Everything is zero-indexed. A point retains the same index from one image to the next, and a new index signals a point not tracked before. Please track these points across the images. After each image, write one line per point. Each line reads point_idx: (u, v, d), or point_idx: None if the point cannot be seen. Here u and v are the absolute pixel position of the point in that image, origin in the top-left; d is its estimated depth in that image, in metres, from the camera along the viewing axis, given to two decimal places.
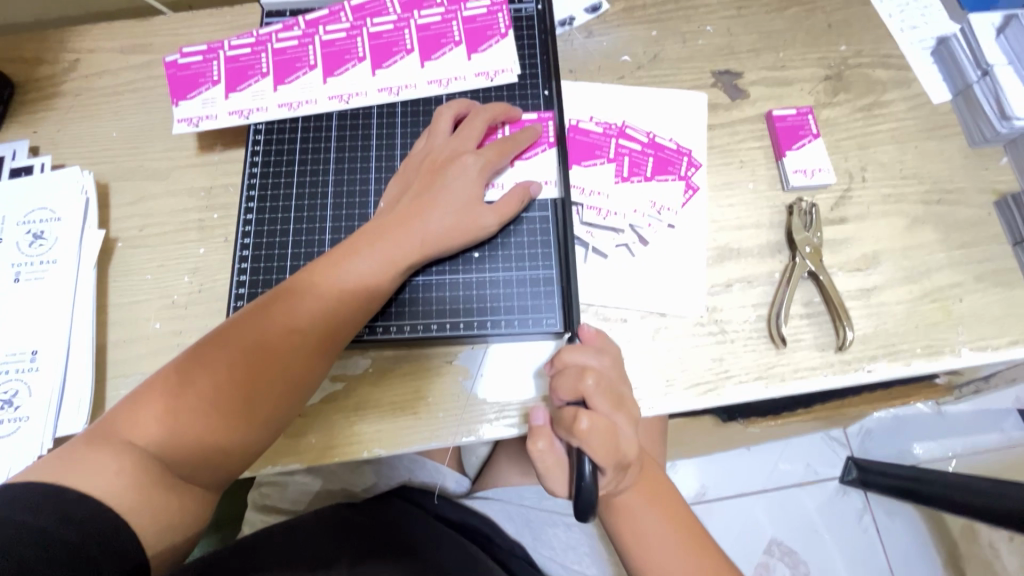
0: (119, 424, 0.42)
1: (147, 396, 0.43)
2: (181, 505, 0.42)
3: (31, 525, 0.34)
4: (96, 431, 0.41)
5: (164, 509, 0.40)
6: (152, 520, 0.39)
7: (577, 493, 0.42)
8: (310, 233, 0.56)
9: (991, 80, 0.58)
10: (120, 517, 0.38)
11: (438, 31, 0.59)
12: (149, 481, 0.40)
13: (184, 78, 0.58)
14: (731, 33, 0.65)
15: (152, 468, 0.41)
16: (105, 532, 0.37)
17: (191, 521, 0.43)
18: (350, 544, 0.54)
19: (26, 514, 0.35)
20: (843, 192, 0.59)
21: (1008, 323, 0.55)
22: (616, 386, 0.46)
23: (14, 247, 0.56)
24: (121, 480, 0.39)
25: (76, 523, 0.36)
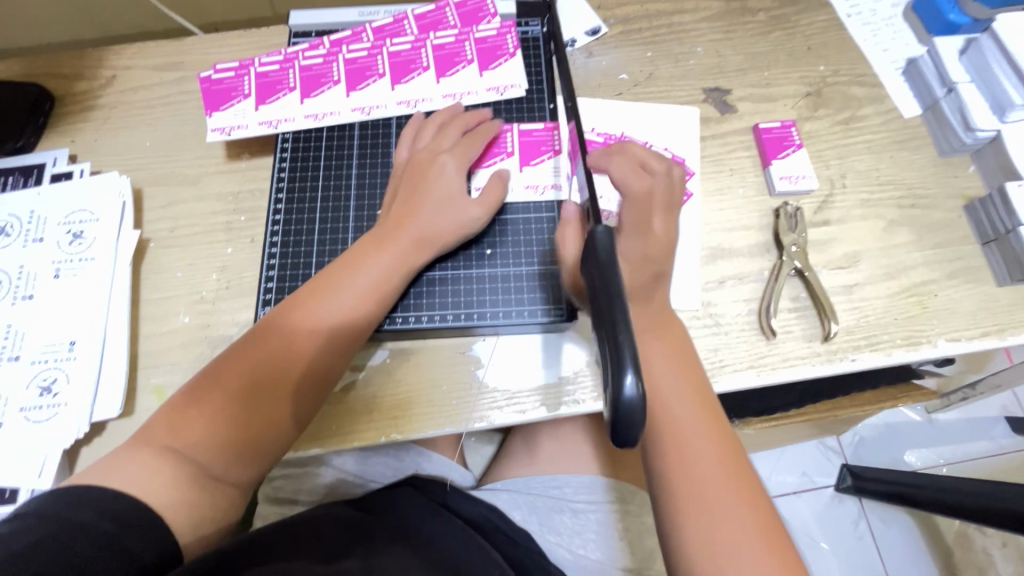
0: (157, 435, 0.46)
1: (177, 405, 0.47)
2: (215, 501, 0.45)
3: (79, 523, 0.38)
4: (137, 443, 0.45)
5: (200, 506, 0.44)
6: (188, 516, 0.43)
7: (616, 407, 0.31)
8: (333, 233, 0.60)
9: (956, 96, 0.64)
10: (156, 515, 0.42)
11: (452, 50, 0.64)
12: (183, 481, 0.44)
13: (217, 92, 0.63)
14: (720, 54, 0.71)
15: (187, 466, 0.44)
16: (144, 527, 0.41)
17: (224, 515, 0.46)
18: (360, 534, 0.55)
19: (77, 513, 0.39)
20: (825, 197, 0.64)
21: (980, 316, 0.59)
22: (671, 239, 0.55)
23: (54, 246, 0.60)
24: (159, 479, 0.43)
25: (119, 520, 0.40)
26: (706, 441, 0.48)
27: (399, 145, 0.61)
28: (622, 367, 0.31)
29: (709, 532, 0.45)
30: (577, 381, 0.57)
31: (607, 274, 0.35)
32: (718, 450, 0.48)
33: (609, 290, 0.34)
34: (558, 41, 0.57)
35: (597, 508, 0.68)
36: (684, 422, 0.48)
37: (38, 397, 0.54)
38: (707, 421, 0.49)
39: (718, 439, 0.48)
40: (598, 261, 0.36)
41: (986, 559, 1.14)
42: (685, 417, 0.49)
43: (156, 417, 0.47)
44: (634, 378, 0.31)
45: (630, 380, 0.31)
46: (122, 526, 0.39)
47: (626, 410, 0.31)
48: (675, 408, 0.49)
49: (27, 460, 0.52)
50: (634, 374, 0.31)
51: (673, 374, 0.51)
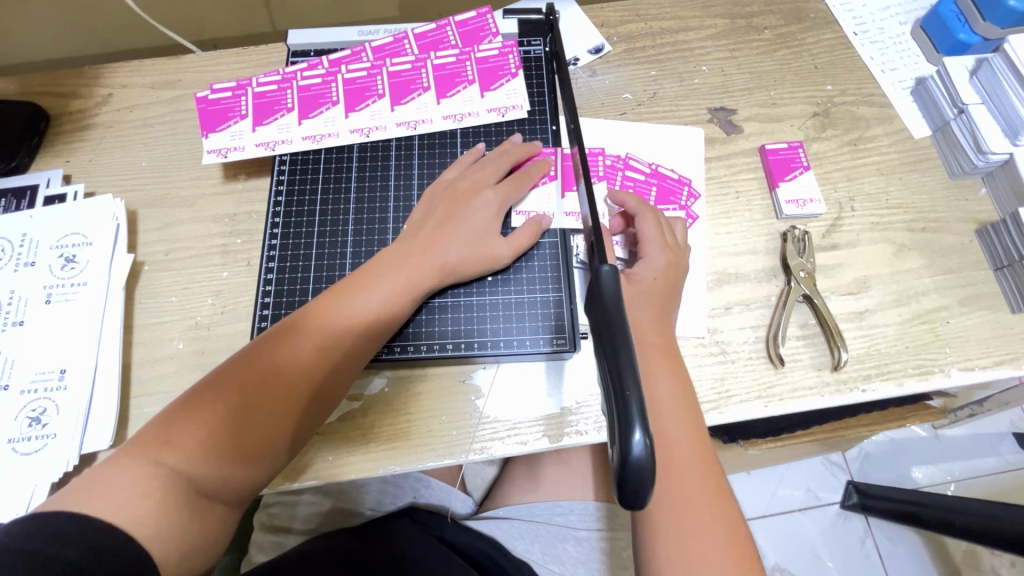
0: (155, 439, 0.44)
1: (181, 408, 0.46)
2: (203, 529, 0.44)
3: (61, 557, 0.36)
4: (135, 443, 0.44)
5: (187, 534, 0.42)
6: (174, 546, 0.41)
7: (621, 466, 0.30)
8: (331, 258, 0.59)
9: (967, 117, 0.62)
10: (143, 549, 0.40)
11: (453, 70, 0.63)
12: (173, 507, 0.42)
13: (214, 113, 0.62)
14: (725, 73, 0.70)
15: (177, 490, 0.43)
16: (129, 563, 0.39)
17: (211, 546, 0.45)
18: None
19: (57, 546, 0.36)
20: (834, 221, 0.63)
21: (994, 344, 0.58)
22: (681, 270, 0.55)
23: (46, 270, 0.58)
24: (147, 505, 0.41)
25: (104, 556, 0.38)
26: (695, 478, 0.47)
27: (450, 167, 0.60)
28: (630, 423, 0.30)
29: (686, 570, 0.45)
30: (580, 412, 0.55)
31: (615, 322, 0.34)
32: (705, 489, 0.47)
33: (614, 340, 0.34)
34: (562, 64, 0.56)
35: (600, 537, 0.66)
36: (677, 457, 0.48)
37: (28, 427, 0.53)
38: (700, 459, 0.48)
39: (708, 479, 0.48)
40: (604, 306, 0.35)
41: None
42: (679, 452, 0.48)
43: (157, 417, 0.45)
44: (642, 435, 0.30)
45: (638, 437, 0.30)
46: (106, 563, 0.37)
47: (636, 469, 0.30)
48: (671, 442, 0.48)
49: (15, 493, 0.51)
50: (642, 431, 0.30)
51: (675, 407, 0.49)
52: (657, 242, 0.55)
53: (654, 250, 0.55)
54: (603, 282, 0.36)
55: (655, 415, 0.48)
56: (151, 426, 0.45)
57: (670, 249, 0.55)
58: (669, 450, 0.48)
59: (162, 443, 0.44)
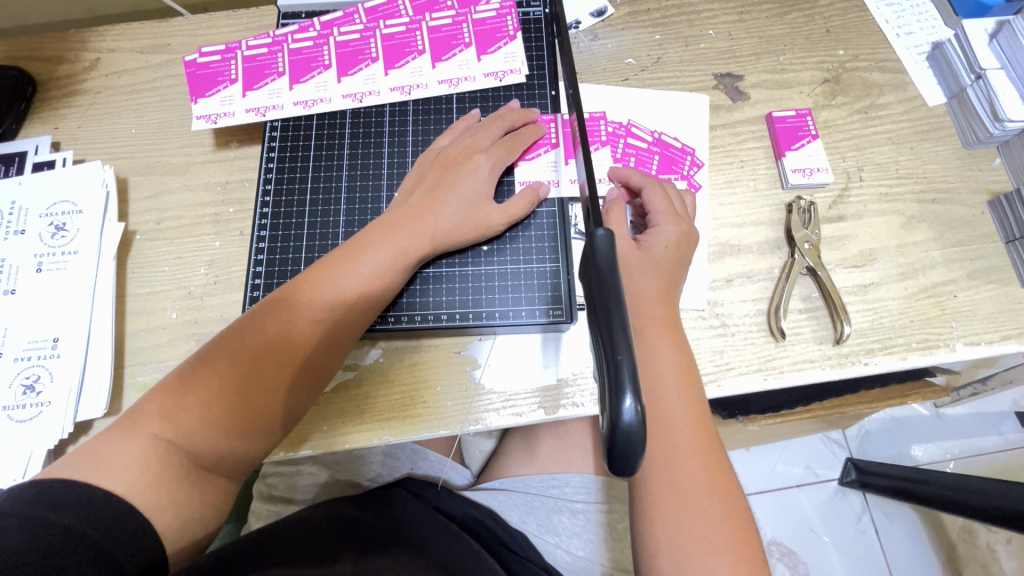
0: (149, 411, 0.44)
1: (175, 381, 0.45)
2: (203, 501, 0.44)
3: (60, 526, 0.36)
4: (131, 415, 0.44)
5: (187, 506, 0.43)
6: (175, 517, 0.42)
7: (610, 434, 0.29)
8: (324, 226, 0.57)
9: (984, 83, 0.59)
10: (144, 518, 0.40)
11: (449, 33, 0.61)
12: (172, 479, 0.42)
13: (204, 77, 0.60)
14: (732, 37, 0.67)
15: (176, 462, 0.43)
16: (129, 532, 0.39)
17: (211, 517, 0.45)
18: (352, 541, 0.54)
19: (57, 515, 0.37)
20: (841, 191, 0.61)
21: (1002, 318, 0.56)
22: (687, 246, 0.53)
23: (36, 238, 0.58)
24: (145, 477, 0.41)
25: (103, 525, 0.38)
26: (693, 449, 0.47)
27: (444, 134, 0.59)
28: (620, 389, 0.29)
29: (680, 540, 0.45)
30: (576, 383, 0.55)
31: (608, 286, 0.33)
32: (702, 461, 0.47)
33: (608, 305, 0.33)
34: (561, 24, 0.54)
35: (595, 509, 0.66)
36: (676, 430, 0.47)
37: (23, 394, 0.53)
38: (698, 431, 0.48)
39: (706, 451, 0.47)
40: (597, 269, 0.34)
41: (990, 555, 1.12)
42: (678, 426, 0.47)
43: (151, 393, 0.45)
44: (633, 401, 0.29)
45: (629, 403, 0.29)
46: (106, 532, 0.38)
47: (626, 435, 0.29)
48: (670, 413, 0.47)
49: (13, 458, 0.51)
50: (632, 396, 0.29)
51: (676, 379, 0.48)
52: (669, 220, 0.53)
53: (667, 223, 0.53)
54: (598, 246, 0.35)
55: (655, 387, 0.48)
56: (146, 399, 0.45)
57: (678, 221, 0.53)
58: (666, 421, 0.47)
59: (156, 415, 0.44)
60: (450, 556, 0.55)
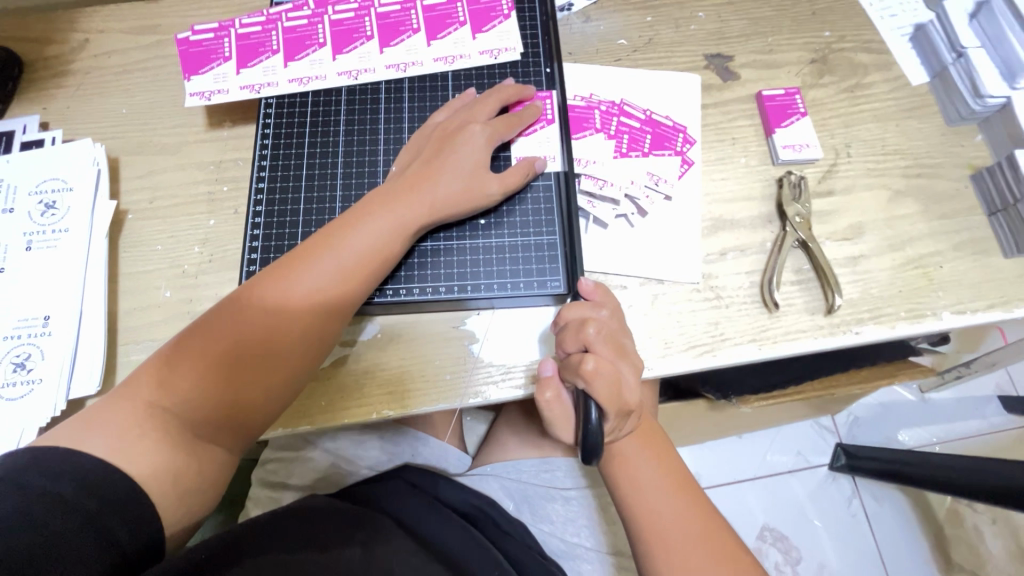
0: (150, 381, 0.44)
1: (174, 351, 0.45)
2: (202, 472, 0.44)
3: (54, 494, 0.37)
4: (134, 384, 0.44)
5: (183, 475, 0.43)
6: (173, 488, 0.42)
7: (584, 435, 0.45)
8: (321, 202, 0.57)
9: (965, 61, 0.62)
10: (140, 486, 0.40)
11: (443, 12, 0.61)
12: (168, 447, 0.42)
13: (196, 54, 0.60)
14: (722, 19, 0.68)
15: (175, 429, 0.43)
16: (126, 501, 0.39)
17: (210, 488, 0.45)
18: (358, 532, 0.52)
19: (51, 482, 0.37)
20: (830, 167, 0.62)
21: (986, 288, 0.58)
22: (617, 336, 0.50)
23: (25, 216, 0.57)
24: (143, 445, 0.41)
25: (98, 493, 0.38)
26: (671, 502, 0.49)
27: (439, 109, 0.59)
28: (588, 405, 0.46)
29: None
30: None
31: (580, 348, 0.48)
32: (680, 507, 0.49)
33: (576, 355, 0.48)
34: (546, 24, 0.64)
35: (583, 495, 0.68)
36: (650, 497, 0.49)
37: (13, 373, 0.52)
38: (670, 482, 0.50)
39: (681, 495, 0.50)
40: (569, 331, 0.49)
41: (977, 536, 1.15)
42: (650, 491, 0.49)
43: (149, 363, 0.45)
44: (596, 413, 0.45)
45: (594, 414, 0.45)
46: (101, 501, 0.38)
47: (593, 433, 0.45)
48: (639, 484, 0.50)
49: (3, 437, 0.50)
50: (596, 410, 0.46)
51: (640, 452, 0.51)
52: (593, 324, 0.48)
53: (592, 329, 0.48)
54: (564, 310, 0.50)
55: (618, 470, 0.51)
56: (146, 369, 0.45)
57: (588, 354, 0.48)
58: (638, 487, 0.50)
59: (157, 385, 0.44)
60: (454, 549, 0.56)
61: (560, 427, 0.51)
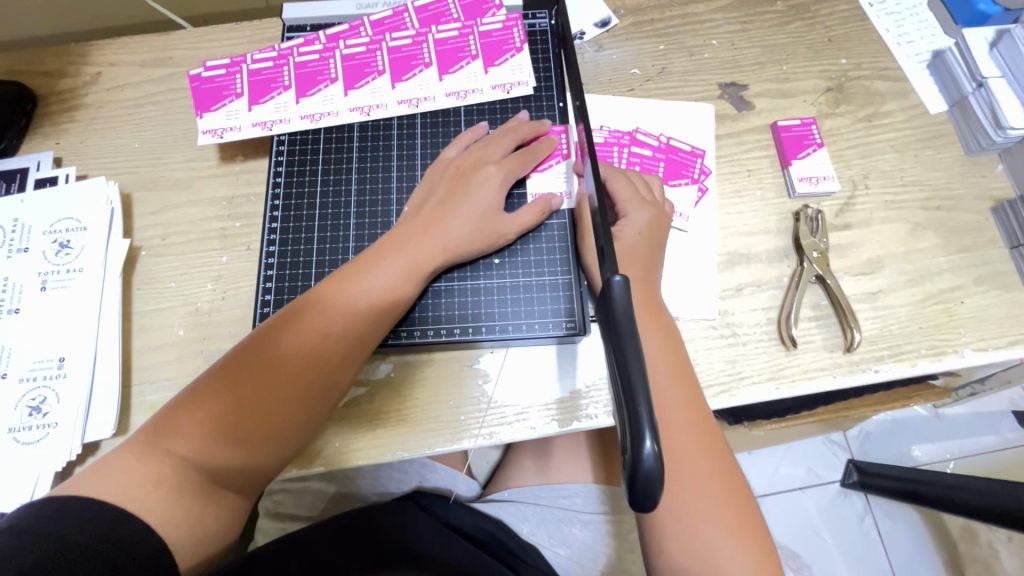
0: (164, 431, 0.44)
1: (190, 399, 0.45)
2: (217, 520, 0.44)
3: (75, 541, 0.36)
4: (149, 433, 0.44)
5: (200, 523, 0.43)
6: (190, 537, 0.42)
7: (631, 477, 0.30)
8: (333, 242, 0.57)
9: (986, 91, 0.61)
10: (158, 534, 0.40)
11: (455, 45, 0.61)
12: (185, 496, 0.42)
13: (209, 91, 0.60)
14: (735, 47, 0.68)
15: (191, 479, 0.43)
16: (145, 550, 0.39)
17: (225, 534, 0.45)
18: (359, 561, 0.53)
19: (72, 530, 0.37)
20: (847, 199, 0.61)
21: (1008, 324, 0.57)
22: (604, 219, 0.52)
23: (40, 256, 0.57)
24: (160, 495, 0.41)
25: (118, 544, 0.38)
26: (692, 442, 0.46)
27: (450, 145, 0.58)
28: (640, 433, 0.30)
29: (688, 539, 0.44)
30: (591, 395, 0.55)
31: (627, 337, 0.33)
32: (688, 418, 0.47)
33: (620, 335, 0.33)
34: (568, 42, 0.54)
35: (602, 519, 0.66)
36: (661, 397, 0.47)
37: (28, 415, 0.52)
38: (694, 415, 0.47)
39: (690, 404, 0.48)
40: (615, 319, 0.34)
41: (991, 554, 1.13)
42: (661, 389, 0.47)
43: (161, 414, 0.45)
44: (652, 443, 0.30)
45: (649, 446, 0.30)
46: (122, 551, 0.38)
47: (647, 477, 0.29)
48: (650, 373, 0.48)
49: (19, 480, 0.50)
50: (652, 439, 0.30)
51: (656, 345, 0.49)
52: (659, 183, 0.58)
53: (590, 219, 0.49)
54: (615, 296, 0.35)
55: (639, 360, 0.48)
56: (162, 417, 0.45)
57: (650, 205, 0.55)
58: (663, 412, 0.47)
59: (172, 435, 0.44)
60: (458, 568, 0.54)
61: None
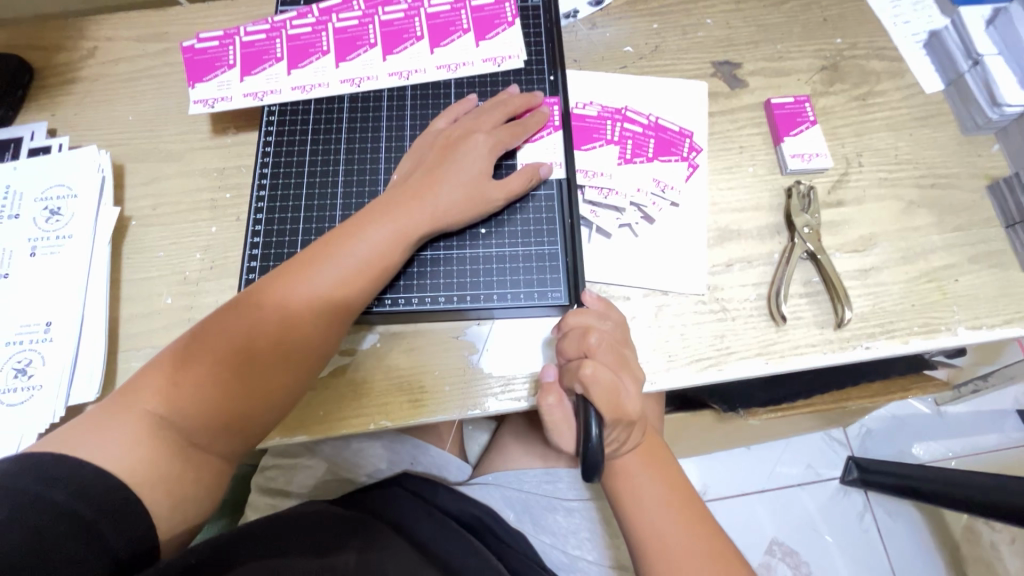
0: (143, 391, 0.44)
1: (172, 360, 0.45)
2: (195, 481, 0.44)
3: (47, 501, 0.36)
4: (129, 392, 0.44)
5: (178, 486, 0.43)
6: (169, 497, 0.42)
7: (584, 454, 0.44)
8: (321, 209, 0.57)
9: (982, 69, 0.60)
10: (134, 495, 0.40)
11: (447, 19, 0.61)
12: (163, 457, 0.42)
13: (201, 62, 0.60)
14: (730, 26, 0.67)
15: (170, 440, 0.43)
16: (120, 508, 0.39)
17: (205, 497, 0.45)
18: (353, 539, 0.50)
19: (46, 489, 0.37)
20: (840, 177, 0.61)
21: (1003, 303, 0.56)
22: (618, 346, 0.49)
23: (31, 222, 0.57)
24: (137, 456, 0.41)
25: (93, 502, 0.38)
26: (680, 532, 0.47)
27: (440, 115, 0.58)
28: (589, 421, 0.45)
29: None
30: None
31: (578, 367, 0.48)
32: (676, 510, 0.49)
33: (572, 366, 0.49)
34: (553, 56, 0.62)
35: (586, 506, 0.65)
36: (647, 499, 0.49)
37: (14, 377, 0.52)
38: (680, 505, 0.49)
39: (675, 497, 0.49)
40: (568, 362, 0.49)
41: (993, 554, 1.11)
42: (646, 491, 0.49)
43: (142, 373, 0.45)
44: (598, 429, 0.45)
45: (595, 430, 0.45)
46: (96, 509, 0.38)
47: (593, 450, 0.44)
48: (633, 475, 0.50)
49: (3, 442, 0.50)
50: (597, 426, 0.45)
51: (641, 454, 0.51)
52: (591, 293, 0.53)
53: (594, 337, 0.48)
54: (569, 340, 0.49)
55: (621, 468, 0.50)
56: (140, 377, 0.45)
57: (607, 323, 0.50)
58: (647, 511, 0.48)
59: (151, 395, 0.44)
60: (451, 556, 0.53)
61: (559, 432, 0.50)
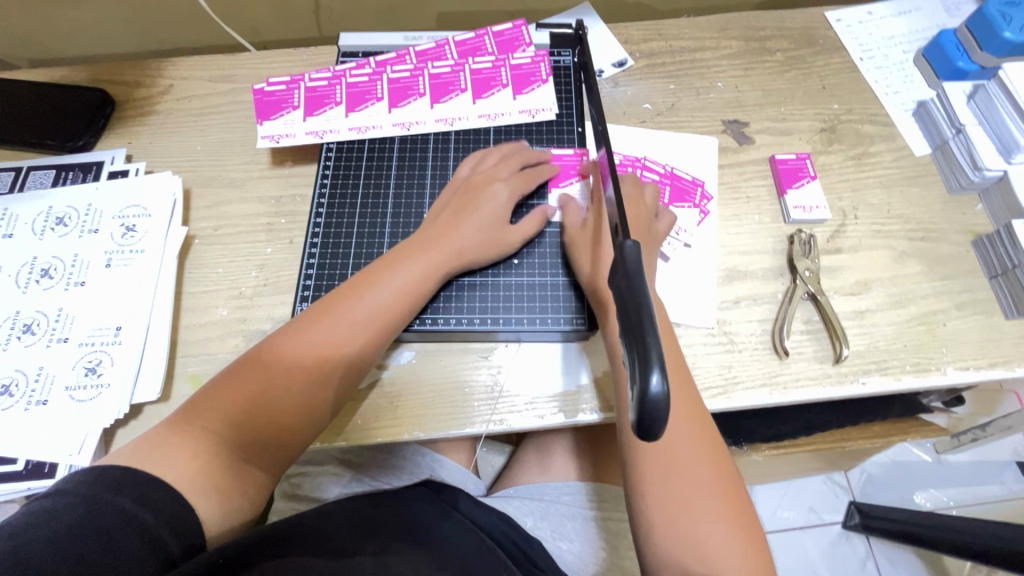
0: (201, 409, 0.49)
1: (227, 381, 0.50)
2: (241, 491, 0.48)
3: (116, 506, 0.41)
4: (191, 409, 0.49)
5: (226, 497, 0.47)
6: (218, 503, 0.46)
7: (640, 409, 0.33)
8: (371, 237, 0.63)
9: (964, 137, 0.67)
10: (188, 502, 0.45)
11: (488, 75, 0.69)
12: (213, 470, 0.47)
13: (269, 103, 0.68)
14: (739, 89, 0.75)
15: (222, 454, 0.48)
16: (177, 513, 0.44)
17: (249, 507, 0.49)
18: (373, 541, 0.53)
19: (114, 495, 0.42)
20: (838, 227, 0.67)
21: (988, 347, 0.61)
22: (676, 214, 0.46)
23: (106, 237, 0.64)
24: (193, 467, 0.46)
25: (152, 506, 0.43)
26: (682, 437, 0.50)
27: (464, 163, 0.65)
28: (649, 367, 0.33)
29: (682, 528, 0.47)
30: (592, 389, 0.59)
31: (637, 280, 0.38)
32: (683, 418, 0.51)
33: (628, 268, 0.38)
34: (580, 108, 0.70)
35: (601, 517, 0.69)
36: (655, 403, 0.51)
37: (83, 376, 0.57)
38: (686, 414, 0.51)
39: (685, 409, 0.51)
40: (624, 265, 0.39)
41: None
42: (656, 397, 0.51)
43: (201, 393, 0.50)
44: (660, 377, 0.32)
45: (656, 379, 0.32)
46: (156, 511, 0.43)
47: (654, 405, 0.32)
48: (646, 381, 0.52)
49: (69, 435, 0.55)
50: (659, 375, 0.32)
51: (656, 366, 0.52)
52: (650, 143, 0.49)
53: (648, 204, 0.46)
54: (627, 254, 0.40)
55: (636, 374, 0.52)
56: (200, 396, 0.50)
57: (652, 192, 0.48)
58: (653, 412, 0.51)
59: (208, 412, 0.49)
60: (466, 554, 0.55)
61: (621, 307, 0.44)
